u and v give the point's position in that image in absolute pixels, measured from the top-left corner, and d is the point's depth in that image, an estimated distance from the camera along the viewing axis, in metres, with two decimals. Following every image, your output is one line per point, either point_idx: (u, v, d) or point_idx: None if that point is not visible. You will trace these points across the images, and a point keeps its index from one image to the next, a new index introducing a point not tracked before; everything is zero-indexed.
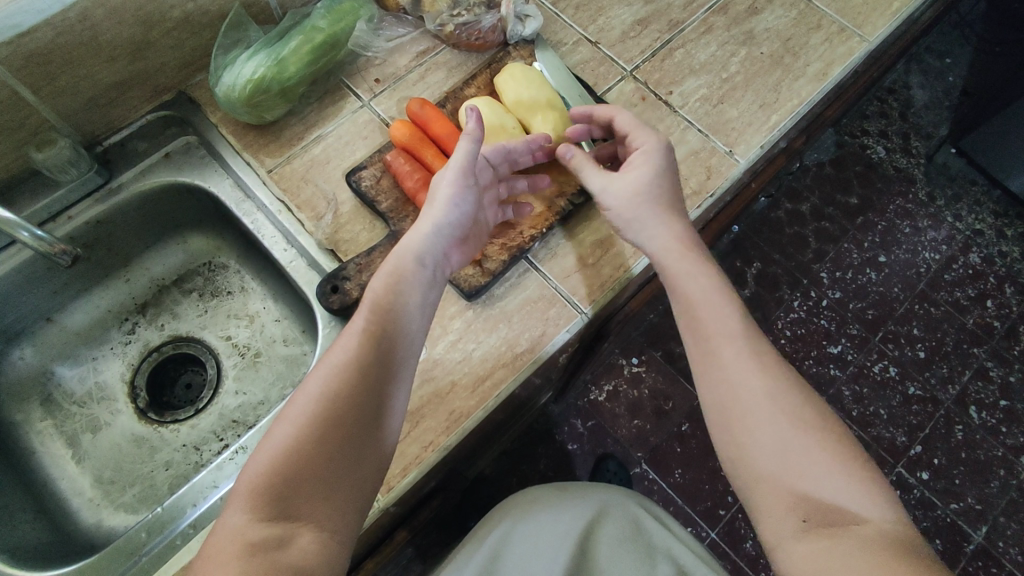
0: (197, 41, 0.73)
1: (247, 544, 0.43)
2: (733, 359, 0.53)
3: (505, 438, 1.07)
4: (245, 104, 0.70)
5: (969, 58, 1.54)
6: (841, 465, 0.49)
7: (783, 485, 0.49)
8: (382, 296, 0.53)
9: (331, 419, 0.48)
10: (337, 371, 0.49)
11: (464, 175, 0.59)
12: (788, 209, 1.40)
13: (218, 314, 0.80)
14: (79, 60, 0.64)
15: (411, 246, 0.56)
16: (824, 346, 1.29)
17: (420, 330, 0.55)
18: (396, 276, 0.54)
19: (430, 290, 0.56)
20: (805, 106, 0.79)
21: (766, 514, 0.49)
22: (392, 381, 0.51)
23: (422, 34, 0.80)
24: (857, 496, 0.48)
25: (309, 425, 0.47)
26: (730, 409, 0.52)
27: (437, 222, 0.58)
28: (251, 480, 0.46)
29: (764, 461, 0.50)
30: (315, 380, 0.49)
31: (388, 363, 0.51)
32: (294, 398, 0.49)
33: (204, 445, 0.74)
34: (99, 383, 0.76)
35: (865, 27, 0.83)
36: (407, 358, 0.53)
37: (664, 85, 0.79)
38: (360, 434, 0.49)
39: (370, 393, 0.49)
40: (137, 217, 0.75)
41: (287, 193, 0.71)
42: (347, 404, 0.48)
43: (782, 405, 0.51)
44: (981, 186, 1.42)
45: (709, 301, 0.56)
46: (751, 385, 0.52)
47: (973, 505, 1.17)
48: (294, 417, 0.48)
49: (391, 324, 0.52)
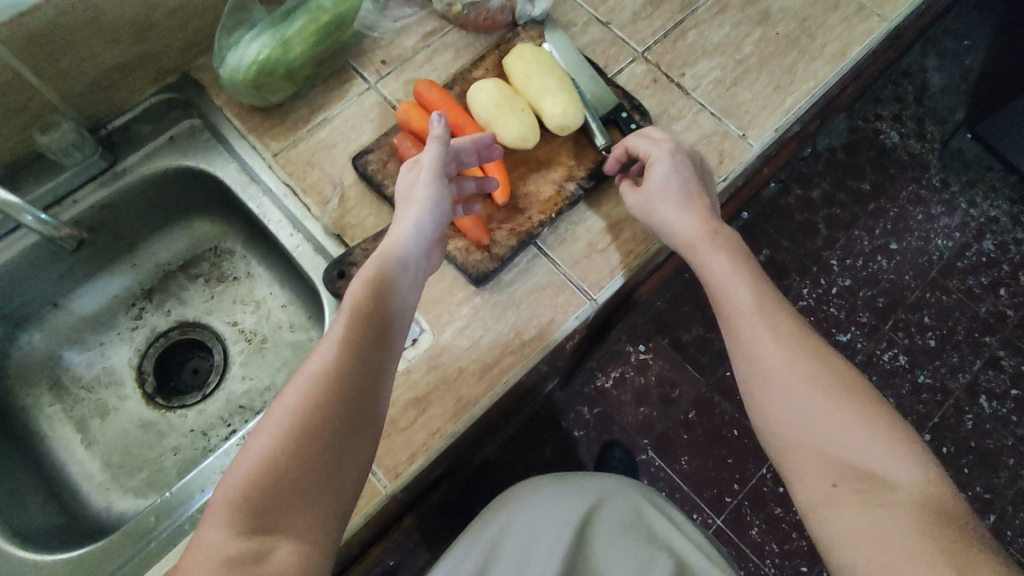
0: (200, 22, 0.72)
1: (224, 560, 0.41)
2: (768, 334, 0.53)
3: (510, 425, 1.07)
4: (249, 85, 0.69)
5: (987, 40, 1.50)
6: (873, 431, 0.49)
7: (818, 451, 0.49)
8: (362, 302, 0.51)
9: (311, 427, 0.46)
10: (317, 378, 0.48)
11: (438, 175, 0.59)
12: (799, 195, 1.38)
13: (224, 299, 0.80)
14: (81, 41, 0.63)
15: (391, 250, 0.54)
16: (833, 334, 1.27)
17: (403, 326, 0.54)
18: (377, 281, 0.52)
19: (412, 289, 0.55)
20: (820, 89, 0.77)
21: (797, 479, 0.50)
22: (375, 381, 0.50)
23: (428, 15, 0.78)
24: (889, 462, 0.48)
25: (289, 435, 0.46)
26: (766, 376, 0.52)
27: (417, 223, 0.56)
28: (227, 495, 0.44)
29: (799, 426, 0.50)
30: (295, 390, 0.48)
31: (369, 371, 0.50)
32: (270, 412, 0.48)
33: (212, 430, 0.74)
34: (107, 368, 0.76)
35: (884, 7, 0.81)
36: (390, 356, 0.52)
37: (676, 67, 0.77)
38: (343, 437, 0.47)
39: (351, 396, 0.48)
40: (142, 201, 0.75)
41: (292, 177, 0.70)
42: (329, 410, 0.47)
43: (817, 372, 0.51)
44: (997, 172, 1.39)
45: (739, 285, 0.56)
46: (785, 352, 0.52)
47: (982, 495, 1.16)
48: (270, 431, 0.46)
49: (373, 324, 0.51)
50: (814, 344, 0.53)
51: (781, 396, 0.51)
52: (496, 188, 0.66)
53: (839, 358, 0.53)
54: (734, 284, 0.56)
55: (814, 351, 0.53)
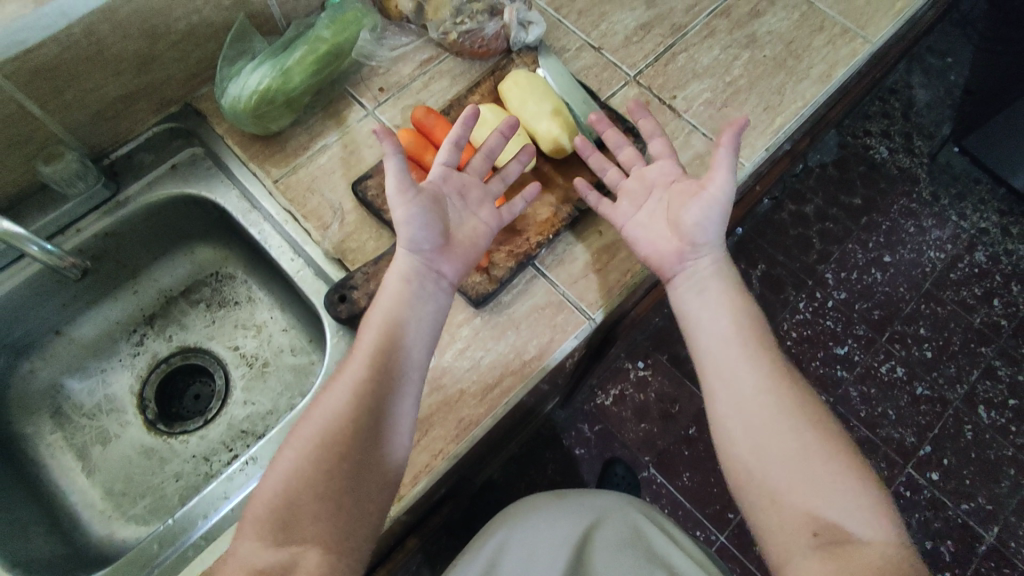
0: (202, 53, 0.73)
1: (256, 570, 0.47)
2: (749, 377, 0.57)
3: (511, 444, 1.07)
4: (250, 115, 0.70)
5: (971, 57, 1.53)
6: (851, 486, 0.52)
7: (800, 499, 0.51)
8: (381, 329, 0.56)
9: (337, 436, 0.51)
10: (347, 389, 0.53)
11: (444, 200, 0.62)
12: (792, 210, 1.40)
13: (226, 324, 0.81)
14: (85, 74, 0.64)
15: (404, 278, 0.59)
16: (830, 347, 1.28)
17: (424, 342, 0.58)
18: (393, 310, 0.57)
19: (430, 305, 0.59)
20: (808, 108, 0.79)
21: (777, 526, 0.52)
22: (395, 393, 0.54)
23: (425, 43, 0.80)
24: (864, 518, 0.50)
25: (318, 442, 0.51)
26: (747, 418, 0.55)
27: (413, 240, 0.59)
28: (260, 508, 0.50)
29: (780, 471, 0.53)
30: (329, 398, 0.53)
31: (386, 392, 0.54)
32: (297, 432, 0.53)
33: (214, 456, 0.74)
34: (108, 395, 0.76)
35: (867, 28, 0.83)
36: (412, 369, 0.56)
37: (667, 89, 0.79)
38: (364, 447, 0.52)
39: (373, 407, 0.53)
40: (144, 229, 0.75)
41: (293, 203, 0.71)
42: (353, 420, 0.52)
43: (796, 420, 0.55)
44: (986, 185, 1.42)
45: (721, 319, 0.60)
46: (772, 400, 0.55)
47: (984, 505, 1.16)
48: (296, 450, 0.51)
49: (395, 340, 0.56)
50: (799, 397, 0.56)
51: (762, 438, 0.54)
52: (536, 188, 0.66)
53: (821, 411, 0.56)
54: (714, 326, 0.60)
55: (795, 401, 0.56)
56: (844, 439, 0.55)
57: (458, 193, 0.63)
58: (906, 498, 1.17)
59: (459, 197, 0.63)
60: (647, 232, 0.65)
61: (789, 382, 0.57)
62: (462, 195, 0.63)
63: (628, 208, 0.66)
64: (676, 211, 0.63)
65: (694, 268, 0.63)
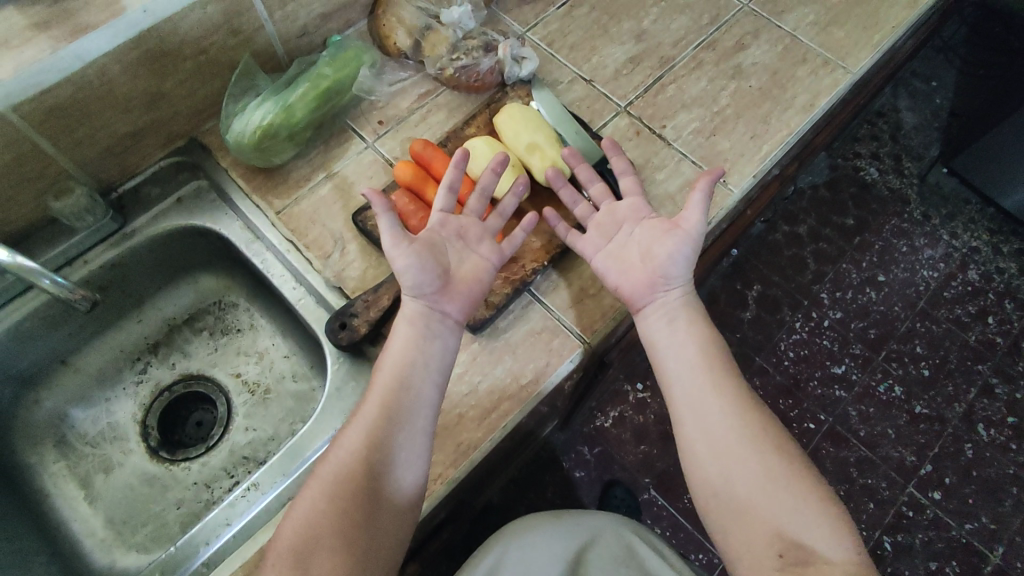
0: (208, 90, 0.76)
1: None
2: (716, 403, 0.59)
3: (511, 467, 1.07)
4: (254, 149, 0.73)
5: (955, 81, 1.57)
6: (814, 507, 0.54)
7: (767, 523, 0.53)
8: (392, 373, 0.58)
9: (351, 476, 0.53)
10: (361, 430, 0.56)
11: (444, 244, 0.65)
12: (786, 231, 1.42)
13: (228, 352, 0.82)
14: (96, 113, 0.67)
15: (410, 322, 0.61)
16: (827, 366, 1.29)
17: (433, 379, 0.59)
18: (401, 353, 0.59)
19: (437, 344, 0.60)
20: (794, 136, 0.81)
21: (746, 549, 0.54)
22: (405, 432, 0.56)
23: (423, 77, 0.84)
24: (827, 537, 0.53)
25: (334, 482, 0.53)
26: (715, 443, 0.57)
27: (414, 284, 0.61)
28: (280, 549, 0.51)
29: (746, 495, 0.55)
30: (345, 440, 0.56)
31: (396, 429, 0.56)
32: (315, 474, 0.55)
33: (216, 482, 0.75)
34: (112, 423, 0.77)
35: (848, 59, 0.87)
36: (422, 407, 0.57)
37: (657, 119, 0.81)
38: (378, 486, 0.54)
39: (385, 447, 0.55)
40: (150, 260, 0.77)
41: (295, 233, 0.73)
42: (368, 460, 0.54)
43: (760, 445, 0.57)
44: (975, 205, 1.44)
45: (689, 346, 0.62)
46: (738, 425, 0.57)
47: (987, 525, 1.16)
48: (314, 491, 0.53)
49: (405, 381, 0.58)
50: (763, 421, 0.58)
51: (730, 463, 0.56)
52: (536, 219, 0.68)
53: (783, 434, 0.59)
54: (682, 353, 0.62)
55: (759, 425, 0.58)
56: (806, 461, 0.57)
57: (457, 235, 0.66)
58: (908, 518, 1.17)
59: (458, 239, 0.66)
60: (618, 264, 0.66)
61: (754, 407, 0.59)
62: (461, 236, 0.66)
63: (600, 241, 0.68)
64: (649, 245, 0.65)
65: (665, 299, 0.64)
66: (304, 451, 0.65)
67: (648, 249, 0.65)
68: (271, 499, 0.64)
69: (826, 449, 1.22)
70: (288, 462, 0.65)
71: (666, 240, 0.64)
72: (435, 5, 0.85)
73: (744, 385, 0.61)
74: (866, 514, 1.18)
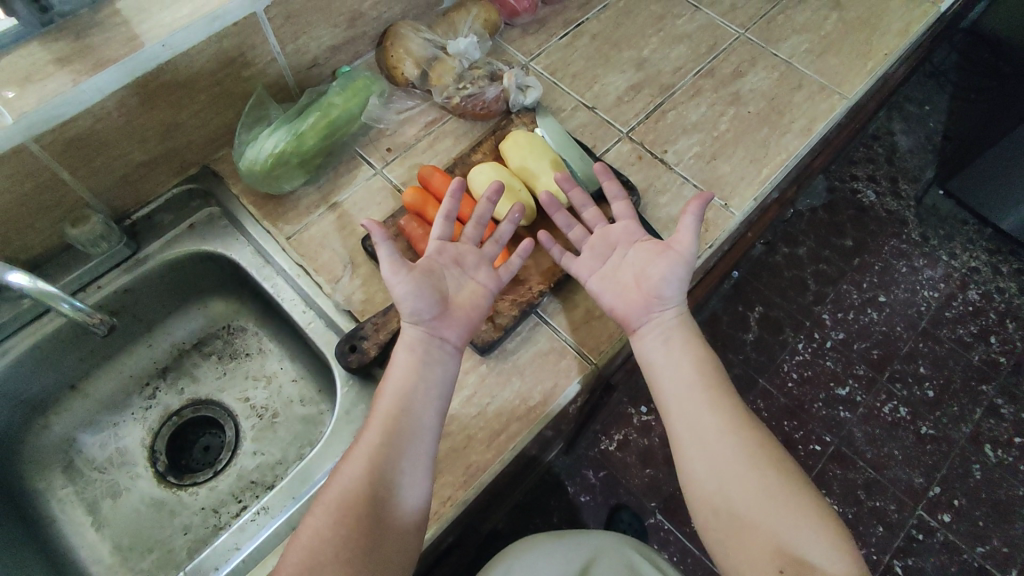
0: (222, 119, 0.78)
1: None
2: (712, 420, 0.59)
3: (517, 492, 1.07)
4: (266, 176, 0.75)
5: (947, 105, 1.61)
6: (812, 521, 0.54)
7: (767, 538, 0.54)
8: (394, 399, 0.59)
9: (355, 503, 0.53)
10: (363, 456, 0.56)
11: (443, 269, 0.65)
12: (786, 253, 1.44)
13: (236, 376, 0.82)
14: (113, 143, 0.69)
15: (410, 348, 0.61)
16: (832, 388, 1.29)
17: (434, 404, 0.59)
18: (403, 378, 0.60)
19: (438, 369, 0.61)
20: (793, 160, 0.83)
21: (747, 565, 0.54)
22: (408, 457, 0.56)
23: (429, 106, 0.86)
24: (827, 551, 0.53)
25: (338, 509, 0.53)
26: (712, 461, 0.57)
27: (414, 312, 0.62)
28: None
29: (745, 511, 0.55)
30: (348, 467, 0.56)
31: (399, 453, 0.56)
32: (318, 501, 0.55)
33: (223, 507, 0.74)
34: (119, 448, 0.77)
35: (843, 85, 0.89)
36: (422, 432, 0.58)
37: (659, 145, 0.83)
38: (381, 511, 0.54)
39: (388, 473, 0.55)
40: (161, 285, 0.79)
41: (305, 258, 0.75)
42: (371, 486, 0.54)
43: (758, 461, 0.57)
44: (973, 226, 1.46)
45: (685, 365, 0.63)
46: (734, 441, 0.58)
47: (1000, 548, 1.15)
48: (318, 517, 0.53)
49: (407, 406, 0.58)
50: (759, 435, 0.59)
51: (727, 480, 0.56)
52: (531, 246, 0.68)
53: (779, 451, 0.59)
54: (678, 373, 0.62)
55: (755, 440, 0.58)
56: (803, 477, 0.58)
57: (454, 262, 0.66)
58: (918, 542, 1.16)
59: (456, 266, 0.66)
60: (614, 286, 0.67)
61: (749, 422, 0.60)
62: (459, 263, 0.66)
63: (594, 263, 0.69)
64: (642, 267, 0.65)
65: (660, 318, 0.65)
66: (314, 474, 0.66)
67: (641, 271, 0.65)
68: (280, 524, 0.63)
69: (833, 471, 1.22)
70: (297, 485, 0.65)
71: (659, 261, 0.64)
72: (441, 37, 0.87)
73: (740, 402, 0.61)
74: (876, 538, 1.16)
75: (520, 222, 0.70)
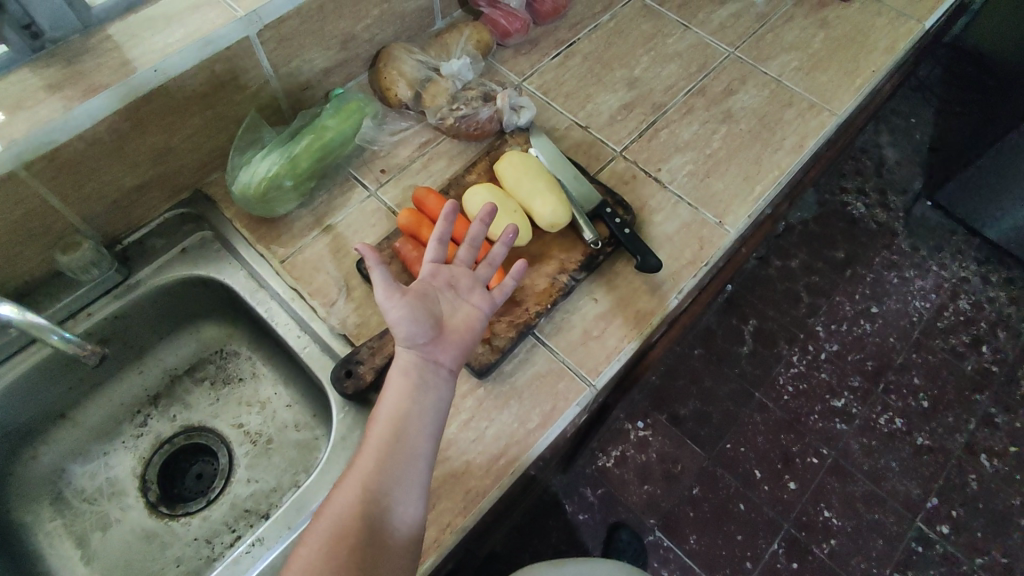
0: (214, 143, 0.78)
1: None
2: None
3: (514, 513, 1.06)
4: (260, 199, 0.74)
5: (933, 117, 1.63)
6: None
7: None
8: (389, 422, 0.56)
9: (349, 530, 0.51)
10: (357, 480, 0.54)
11: (436, 290, 0.62)
12: (779, 266, 1.45)
13: (229, 402, 0.81)
14: (105, 169, 0.68)
15: (403, 370, 0.58)
16: (828, 400, 1.30)
17: (429, 428, 0.57)
18: (398, 400, 0.57)
19: (432, 394, 0.57)
20: (785, 176, 0.84)
21: None
22: (402, 483, 0.54)
23: (423, 127, 0.86)
24: None
25: (331, 536, 0.51)
26: None
27: (407, 335, 0.58)
28: None
29: None
30: (342, 493, 0.53)
31: (393, 476, 0.54)
32: (310, 529, 0.52)
33: (216, 537, 0.73)
34: (109, 478, 0.76)
35: (832, 102, 0.90)
36: (417, 457, 0.55)
37: (652, 163, 0.84)
38: (375, 538, 0.52)
39: (382, 498, 0.53)
40: (153, 311, 0.77)
41: (299, 282, 0.74)
42: (365, 512, 0.52)
43: None
44: (962, 236, 1.48)
45: None
46: None
47: (999, 559, 1.15)
48: (311, 545, 0.51)
49: (401, 431, 0.55)
50: None
51: None
52: (524, 269, 0.65)
53: None
54: None
55: None
56: None
57: (448, 285, 0.63)
58: (918, 554, 1.15)
59: (450, 289, 0.63)
60: None
61: None
62: (452, 286, 0.63)
63: None
64: None
65: None
66: (310, 502, 0.64)
67: None
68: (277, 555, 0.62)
69: (831, 484, 1.21)
70: (293, 515, 0.64)
71: None
72: (434, 59, 0.88)
73: None
74: (876, 551, 1.16)
75: (514, 243, 0.67)
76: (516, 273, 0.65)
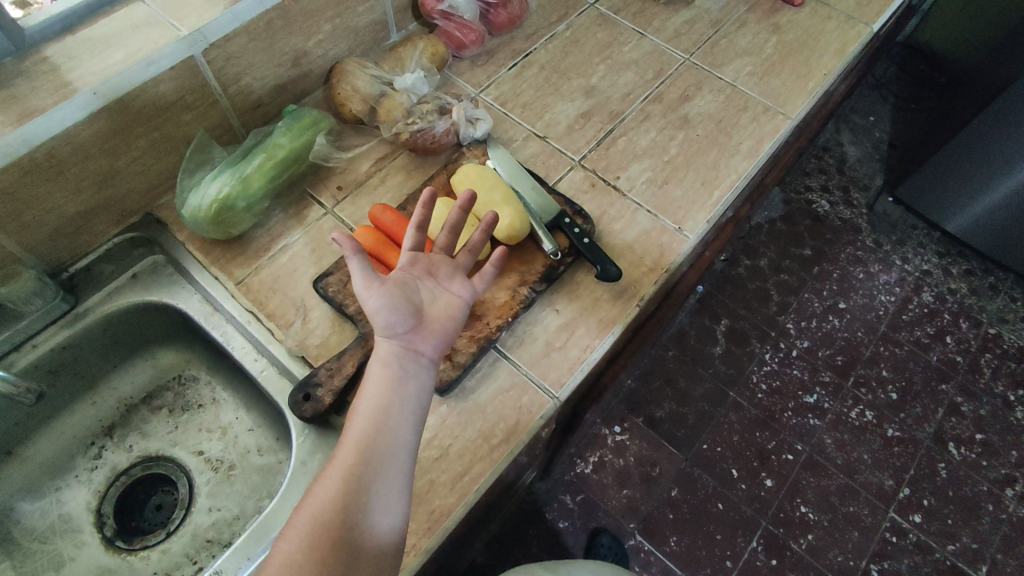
0: (163, 165, 0.76)
1: None
2: None
3: (493, 524, 1.04)
4: (211, 222, 0.72)
5: (890, 115, 1.67)
6: None
7: None
8: (369, 414, 0.51)
9: (330, 528, 0.47)
10: (336, 476, 0.49)
11: (414, 279, 0.59)
12: (748, 265, 1.46)
13: (188, 429, 0.79)
14: (46, 195, 0.66)
15: (383, 359, 0.54)
16: (800, 397, 1.31)
17: (412, 420, 0.52)
18: (379, 391, 0.52)
19: (413, 385, 0.53)
20: (742, 180, 0.85)
21: None
22: (385, 478, 0.50)
23: (380, 141, 0.85)
24: None
25: (311, 535, 0.46)
26: None
27: (386, 325, 0.55)
28: None
29: None
30: (320, 489, 0.49)
31: (375, 471, 0.49)
32: (290, 525, 0.48)
33: (177, 570, 0.71)
34: (63, 514, 0.73)
35: (787, 106, 0.91)
36: (399, 452, 0.51)
37: (610, 171, 0.84)
38: (357, 537, 0.47)
39: (363, 493, 0.48)
40: (104, 339, 0.75)
41: (255, 304, 0.73)
42: (346, 510, 0.48)
43: None
44: (922, 230, 1.51)
45: None
46: None
47: (970, 545, 1.17)
48: (290, 543, 0.47)
49: (382, 422, 0.51)
50: None
51: None
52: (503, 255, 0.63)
53: None
54: None
55: None
56: None
57: (427, 273, 0.60)
58: (892, 544, 1.17)
59: (429, 277, 0.60)
60: None
61: None
62: (432, 274, 0.60)
63: None
64: None
65: None
66: (270, 530, 0.63)
67: None
68: None
69: (807, 479, 1.23)
70: (253, 544, 0.62)
71: None
72: (389, 73, 0.87)
73: None
74: (852, 543, 1.17)
75: (492, 229, 0.65)
76: (495, 258, 0.63)
